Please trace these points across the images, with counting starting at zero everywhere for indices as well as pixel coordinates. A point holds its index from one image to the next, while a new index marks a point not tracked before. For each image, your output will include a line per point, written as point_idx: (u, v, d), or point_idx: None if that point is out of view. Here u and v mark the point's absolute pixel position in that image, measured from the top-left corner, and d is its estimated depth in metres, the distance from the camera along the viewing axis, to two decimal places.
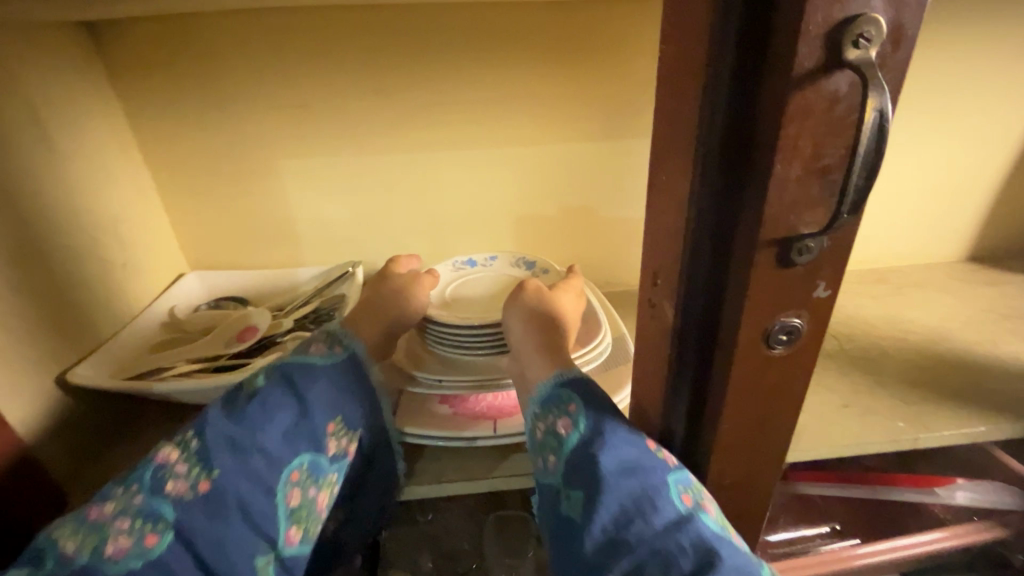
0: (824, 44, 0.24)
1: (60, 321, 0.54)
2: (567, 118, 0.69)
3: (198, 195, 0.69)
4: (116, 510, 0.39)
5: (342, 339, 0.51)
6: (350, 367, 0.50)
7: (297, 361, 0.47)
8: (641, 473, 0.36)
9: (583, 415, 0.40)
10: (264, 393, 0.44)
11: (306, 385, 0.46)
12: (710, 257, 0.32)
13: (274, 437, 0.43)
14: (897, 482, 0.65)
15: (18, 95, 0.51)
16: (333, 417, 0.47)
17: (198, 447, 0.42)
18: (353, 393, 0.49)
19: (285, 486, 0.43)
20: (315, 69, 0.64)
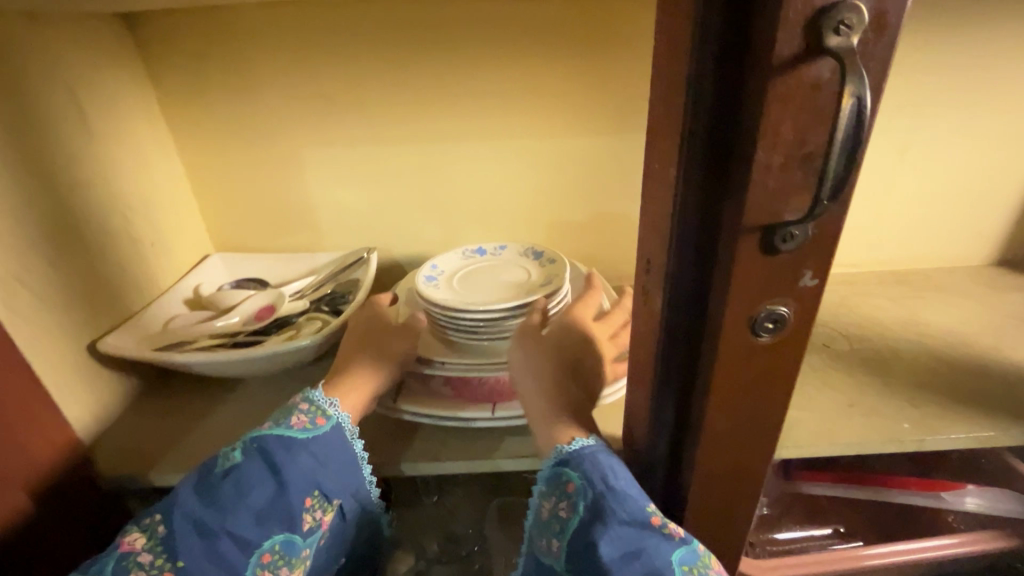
0: (804, 31, 0.24)
1: (95, 295, 0.58)
2: (580, 110, 0.70)
3: (224, 180, 0.72)
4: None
5: (325, 408, 0.50)
6: (332, 440, 0.49)
7: (275, 433, 0.47)
8: (646, 556, 0.38)
9: (580, 501, 0.41)
10: (241, 468, 0.45)
11: (283, 459, 0.46)
12: (698, 242, 0.33)
13: (247, 519, 0.43)
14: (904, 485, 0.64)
15: (62, 83, 0.55)
16: (310, 491, 0.46)
17: (165, 533, 0.42)
18: (332, 466, 0.48)
19: (257, 569, 0.43)
20: (335, 60, 0.66)
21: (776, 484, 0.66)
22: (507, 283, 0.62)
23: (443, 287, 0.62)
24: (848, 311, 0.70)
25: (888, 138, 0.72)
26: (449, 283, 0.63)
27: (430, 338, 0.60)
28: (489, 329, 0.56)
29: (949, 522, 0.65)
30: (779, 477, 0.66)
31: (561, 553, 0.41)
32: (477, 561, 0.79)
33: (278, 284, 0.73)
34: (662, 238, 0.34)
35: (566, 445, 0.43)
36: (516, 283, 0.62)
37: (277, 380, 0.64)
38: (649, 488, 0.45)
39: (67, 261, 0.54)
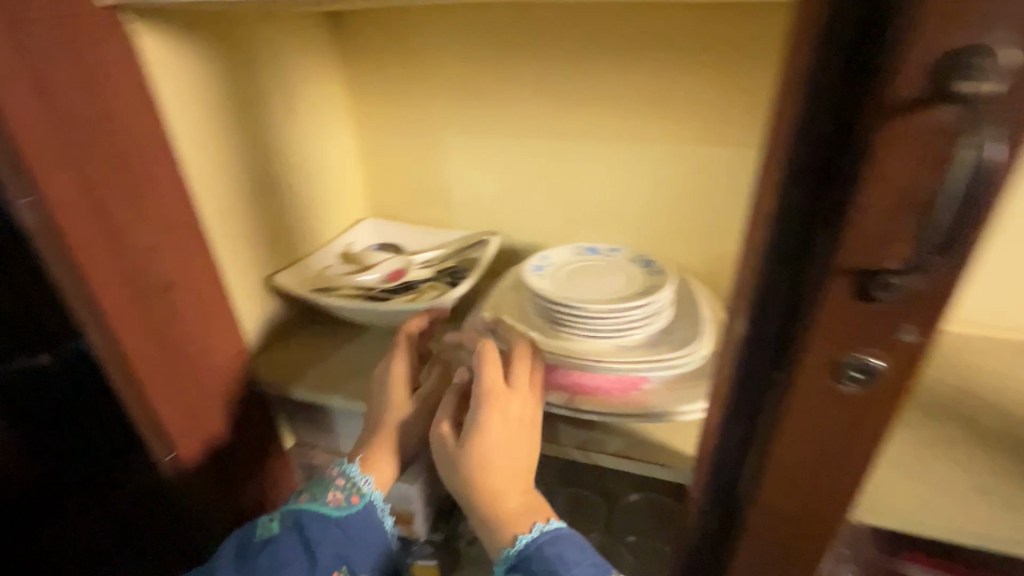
0: (931, 74, 0.23)
1: (279, 239, 0.71)
2: (720, 123, 0.68)
3: (384, 156, 0.84)
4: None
5: (359, 487, 0.56)
6: (360, 518, 0.55)
7: (310, 507, 0.54)
8: None
9: None
10: (278, 541, 0.52)
11: (314, 533, 0.53)
12: (785, 275, 0.32)
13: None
14: None
15: (281, 69, 0.69)
16: (335, 566, 0.53)
17: None
18: (357, 543, 0.55)
19: None
20: (489, 59, 0.73)
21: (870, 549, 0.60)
22: (610, 283, 0.64)
23: (546, 278, 0.65)
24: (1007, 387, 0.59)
25: None
26: (555, 275, 0.66)
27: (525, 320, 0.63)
28: (582, 325, 0.59)
29: None
30: (874, 540, 0.60)
31: None
32: None
33: (411, 252, 0.83)
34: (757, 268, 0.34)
35: (511, 547, 0.46)
36: (618, 287, 0.63)
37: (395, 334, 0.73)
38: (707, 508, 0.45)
39: (263, 209, 0.68)
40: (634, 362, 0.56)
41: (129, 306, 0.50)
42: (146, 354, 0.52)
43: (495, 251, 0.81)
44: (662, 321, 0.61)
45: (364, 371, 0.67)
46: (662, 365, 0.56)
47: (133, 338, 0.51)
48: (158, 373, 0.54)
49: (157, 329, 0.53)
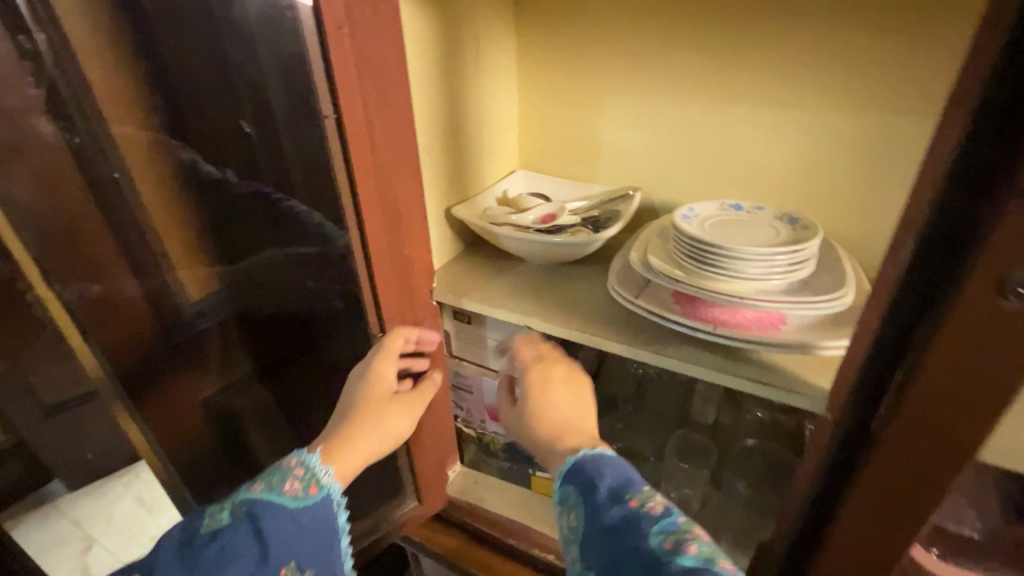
0: None
1: (458, 178, 0.84)
2: (888, 89, 0.70)
3: (543, 114, 0.94)
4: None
5: (319, 478, 0.61)
6: (317, 507, 0.60)
7: (266, 498, 0.58)
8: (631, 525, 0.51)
9: (576, 506, 0.56)
10: (227, 530, 0.55)
11: (267, 523, 0.56)
12: (969, 197, 0.38)
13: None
14: None
15: (477, 30, 0.81)
16: (286, 562, 0.56)
17: None
18: (306, 540, 0.59)
19: None
20: (657, 25, 0.80)
21: (996, 514, 0.61)
22: (756, 234, 0.70)
23: (695, 225, 0.72)
24: None
25: None
26: (703, 223, 0.73)
27: (670, 260, 0.70)
28: (729, 267, 0.65)
29: None
30: (1004, 507, 0.61)
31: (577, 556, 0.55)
32: (649, 468, 0.93)
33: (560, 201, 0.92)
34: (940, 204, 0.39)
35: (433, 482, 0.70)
36: (765, 238, 0.68)
37: (543, 269, 0.83)
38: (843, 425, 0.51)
39: (450, 150, 0.81)
40: (779, 302, 0.62)
41: (377, 210, 0.62)
42: (382, 250, 0.64)
43: (636, 205, 0.89)
44: (806, 270, 0.65)
45: (523, 294, 0.79)
46: (805, 306, 0.61)
47: (375, 237, 0.63)
48: (385, 269, 0.66)
49: (393, 231, 0.64)
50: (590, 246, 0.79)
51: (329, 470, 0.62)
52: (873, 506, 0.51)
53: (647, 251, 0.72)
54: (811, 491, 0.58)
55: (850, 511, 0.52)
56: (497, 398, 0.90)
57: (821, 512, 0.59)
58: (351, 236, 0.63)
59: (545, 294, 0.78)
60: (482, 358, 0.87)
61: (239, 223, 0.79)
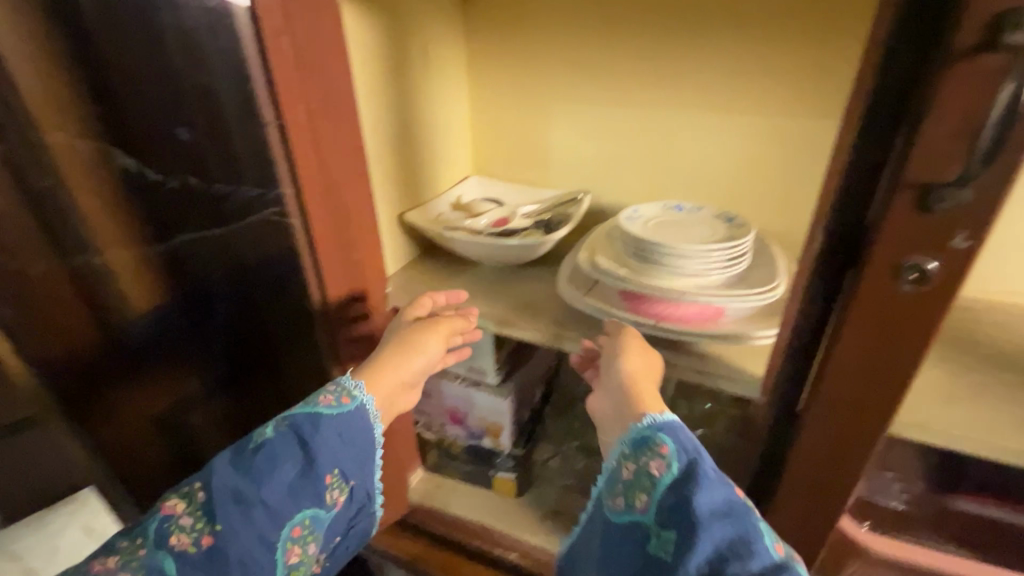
0: (989, 27, 0.31)
1: (409, 184, 0.85)
2: (808, 95, 0.75)
3: (494, 120, 0.96)
4: (119, 565, 0.53)
5: (350, 389, 0.64)
6: (353, 418, 0.63)
7: (304, 412, 0.61)
8: (735, 514, 0.51)
9: (672, 460, 0.55)
10: (271, 443, 0.59)
11: (312, 436, 0.60)
12: (865, 195, 0.41)
13: (276, 496, 0.57)
14: None
15: (424, 37, 0.82)
16: (331, 470, 0.61)
17: (204, 501, 0.56)
18: (353, 453, 0.62)
19: (288, 538, 0.58)
20: (599, 34, 0.83)
21: (921, 488, 0.65)
22: (695, 232, 0.73)
23: (638, 225, 0.75)
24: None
25: None
26: (646, 223, 0.76)
27: (616, 259, 0.73)
28: (671, 263, 0.68)
29: None
30: (929, 483, 0.65)
31: (649, 505, 0.54)
32: None
33: (512, 205, 0.94)
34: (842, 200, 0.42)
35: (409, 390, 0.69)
36: (704, 236, 0.72)
37: (497, 272, 0.85)
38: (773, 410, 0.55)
39: (401, 156, 0.82)
40: (715, 296, 0.65)
41: (325, 217, 0.62)
42: (332, 256, 0.65)
43: (587, 208, 0.91)
44: (742, 265, 0.69)
45: (477, 296, 0.80)
46: (741, 298, 0.65)
47: (323, 243, 0.63)
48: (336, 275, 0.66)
49: (343, 238, 0.65)
50: (541, 246, 0.81)
51: (357, 382, 0.65)
52: (803, 481, 0.54)
53: (595, 251, 0.75)
54: (752, 474, 0.61)
55: (786, 489, 0.56)
56: (456, 400, 0.90)
57: (762, 493, 0.62)
58: (300, 243, 0.63)
59: (499, 295, 0.80)
60: None
61: (179, 221, 0.74)
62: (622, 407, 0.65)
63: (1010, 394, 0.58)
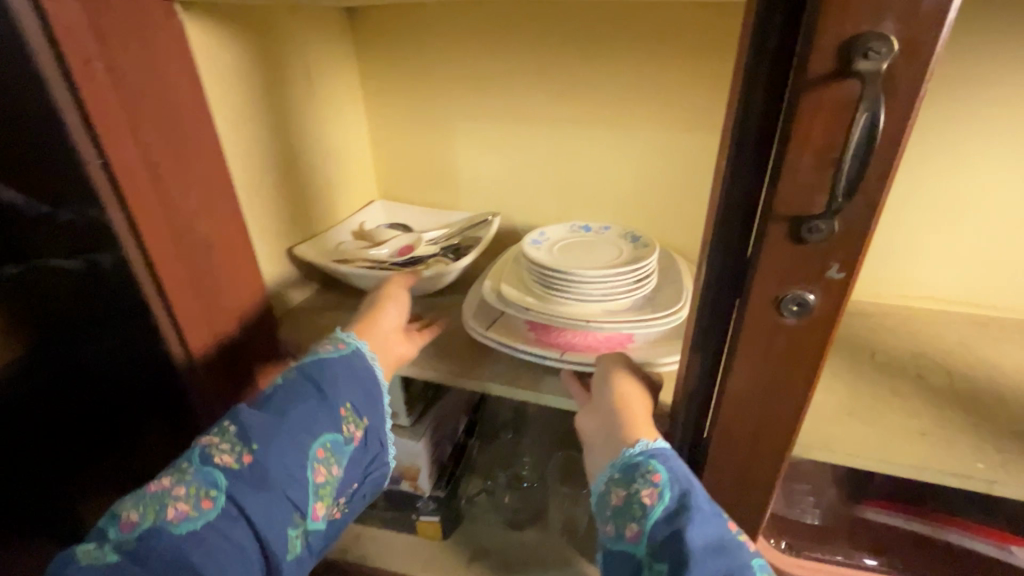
0: (836, 55, 0.29)
1: (299, 214, 0.78)
2: (702, 109, 0.75)
3: (395, 141, 0.90)
4: (173, 482, 0.51)
5: (344, 335, 0.61)
6: (355, 360, 0.60)
7: (311, 360, 0.59)
8: (727, 551, 0.45)
9: (666, 487, 0.47)
10: (286, 384, 0.57)
11: (319, 374, 0.58)
12: (741, 225, 0.39)
13: (298, 418, 0.55)
14: (961, 527, 0.60)
15: (303, 55, 0.75)
16: (344, 404, 0.57)
17: (236, 429, 0.54)
18: (364, 389, 0.59)
19: (314, 462, 0.54)
20: (494, 51, 0.80)
21: (834, 497, 0.66)
22: (601, 255, 0.71)
23: (544, 250, 0.72)
24: (936, 347, 0.67)
25: None
26: (552, 247, 0.73)
27: (522, 287, 0.70)
28: (575, 289, 0.65)
29: None
30: (839, 488, 0.66)
31: (639, 536, 0.46)
32: (536, 494, 0.93)
33: (419, 230, 0.89)
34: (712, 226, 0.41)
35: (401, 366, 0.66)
36: (609, 258, 0.70)
37: None
38: (679, 444, 0.52)
39: (285, 186, 0.75)
40: (621, 322, 0.63)
41: (172, 256, 0.55)
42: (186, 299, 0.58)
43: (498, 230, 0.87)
44: (648, 287, 0.67)
45: None
46: (645, 322, 0.63)
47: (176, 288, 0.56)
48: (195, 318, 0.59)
49: (199, 276, 0.58)
50: (443, 277, 0.76)
51: (349, 329, 0.63)
52: None
53: (501, 279, 0.71)
54: None
55: None
56: None
57: None
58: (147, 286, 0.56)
59: None
60: None
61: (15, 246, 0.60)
62: (600, 434, 0.55)
63: (902, 401, 0.59)
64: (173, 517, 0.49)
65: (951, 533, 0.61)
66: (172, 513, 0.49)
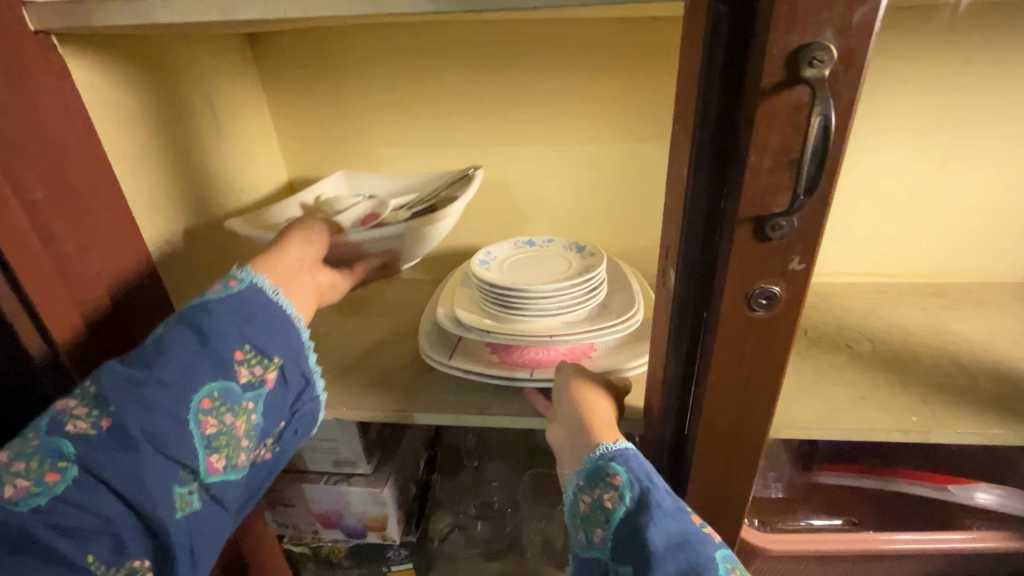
0: (786, 65, 0.32)
1: (216, 261, 0.71)
2: (628, 120, 0.78)
3: (314, 172, 0.85)
4: (10, 457, 0.38)
5: (236, 271, 0.48)
6: (247, 297, 0.47)
7: (194, 301, 0.46)
8: (692, 546, 0.43)
9: (626, 489, 0.46)
10: (163, 332, 0.44)
11: (202, 317, 0.44)
12: (705, 228, 0.40)
13: (175, 367, 0.42)
14: (910, 478, 0.66)
15: (202, 86, 0.68)
16: (239, 344, 0.45)
17: (94, 389, 0.40)
18: (264, 323, 0.47)
19: (199, 415, 0.42)
20: (416, 74, 0.78)
21: (791, 470, 0.70)
22: (550, 268, 0.71)
23: (493, 269, 0.70)
24: (855, 318, 0.75)
25: (925, 153, 0.74)
26: (500, 266, 0.72)
27: (477, 309, 0.68)
28: (532, 305, 0.65)
29: (967, 523, 0.65)
30: (794, 462, 0.70)
31: (605, 542, 0.46)
32: (508, 521, 0.93)
33: (387, 197, 0.75)
34: (674, 232, 0.42)
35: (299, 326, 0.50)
36: (559, 271, 0.70)
37: (349, 343, 0.74)
38: (662, 447, 0.53)
39: (198, 232, 0.67)
40: (583, 333, 0.63)
41: (73, 324, 0.49)
42: (89, 362, 0.51)
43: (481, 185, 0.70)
44: (601, 294, 0.68)
45: (326, 381, 0.68)
46: (607, 329, 0.63)
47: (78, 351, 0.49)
48: None
49: (102, 342, 0.52)
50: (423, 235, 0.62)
51: (243, 265, 0.49)
52: (699, 510, 0.54)
53: (454, 304, 0.69)
54: None
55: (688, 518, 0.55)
56: (324, 503, 0.75)
57: None
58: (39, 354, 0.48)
59: (353, 372, 0.69)
60: (298, 461, 0.74)
61: None
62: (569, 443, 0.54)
63: (841, 372, 0.65)
64: (9, 496, 0.36)
65: (903, 484, 0.67)
66: (7, 492, 0.36)
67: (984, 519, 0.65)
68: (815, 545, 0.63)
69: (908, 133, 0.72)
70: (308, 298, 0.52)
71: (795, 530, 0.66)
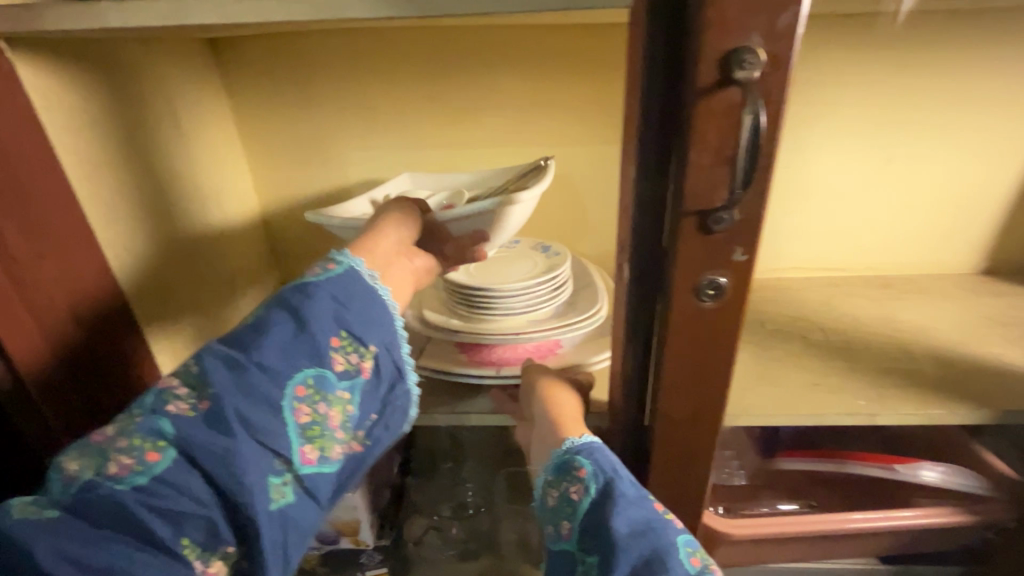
0: (719, 66, 0.34)
1: (182, 268, 0.70)
2: (590, 123, 0.80)
3: (280, 177, 0.84)
4: (118, 431, 0.40)
5: (335, 255, 0.48)
6: (345, 281, 0.46)
7: (295, 284, 0.46)
8: (654, 532, 0.44)
9: (591, 480, 0.47)
10: (266, 316, 0.44)
11: (303, 302, 0.44)
12: (654, 223, 0.42)
13: (275, 354, 0.42)
14: (863, 459, 0.70)
15: (163, 92, 0.68)
16: (337, 331, 0.44)
17: (196, 370, 0.42)
18: (361, 310, 0.46)
19: (293, 402, 0.42)
20: (381, 79, 0.78)
21: (754, 456, 0.71)
22: (517, 267, 0.72)
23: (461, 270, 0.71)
24: (810, 310, 0.78)
25: (870, 152, 0.78)
26: None
27: (446, 309, 0.69)
28: (500, 303, 0.66)
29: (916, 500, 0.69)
30: (758, 449, 0.71)
31: (572, 534, 0.47)
32: (484, 521, 0.92)
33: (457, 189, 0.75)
34: (626, 227, 0.44)
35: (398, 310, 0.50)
36: (526, 270, 0.71)
37: None
38: (625, 437, 0.55)
39: (162, 239, 0.67)
40: (549, 329, 0.64)
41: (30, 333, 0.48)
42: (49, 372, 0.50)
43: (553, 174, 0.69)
44: (566, 292, 0.70)
45: None
46: (573, 325, 0.65)
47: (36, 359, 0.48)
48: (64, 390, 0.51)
49: (63, 352, 0.51)
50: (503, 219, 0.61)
51: (343, 249, 0.49)
52: (662, 498, 0.55)
53: (422, 305, 0.70)
54: None
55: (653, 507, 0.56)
56: None
57: None
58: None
59: None
60: None
61: None
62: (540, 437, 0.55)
63: (796, 361, 0.68)
64: (114, 471, 0.38)
65: (857, 466, 0.71)
66: (112, 468, 0.38)
67: (932, 497, 0.69)
68: (780, 528, 0.66)
69: (853, 134, 0.76)
70: (404, 282, 0.52)
71: (758, 515, 0.69)
